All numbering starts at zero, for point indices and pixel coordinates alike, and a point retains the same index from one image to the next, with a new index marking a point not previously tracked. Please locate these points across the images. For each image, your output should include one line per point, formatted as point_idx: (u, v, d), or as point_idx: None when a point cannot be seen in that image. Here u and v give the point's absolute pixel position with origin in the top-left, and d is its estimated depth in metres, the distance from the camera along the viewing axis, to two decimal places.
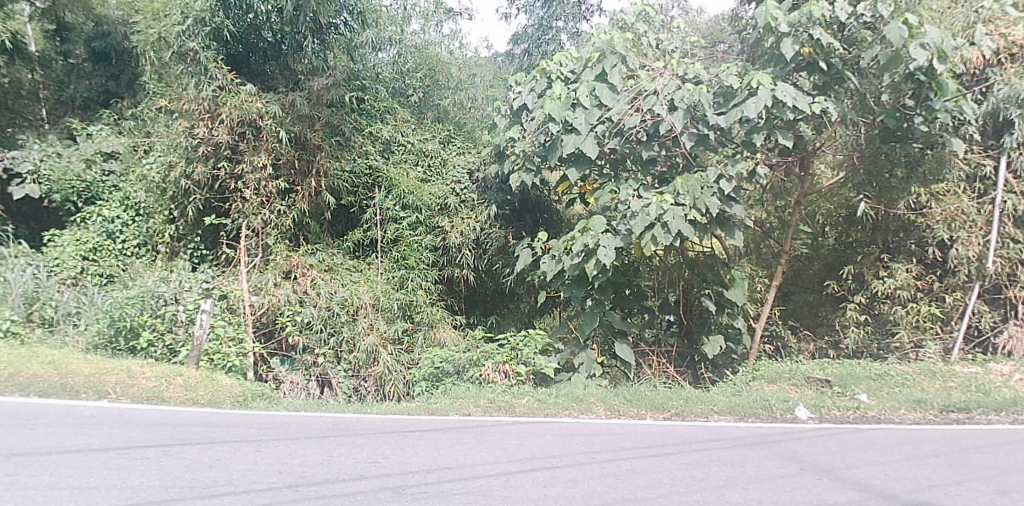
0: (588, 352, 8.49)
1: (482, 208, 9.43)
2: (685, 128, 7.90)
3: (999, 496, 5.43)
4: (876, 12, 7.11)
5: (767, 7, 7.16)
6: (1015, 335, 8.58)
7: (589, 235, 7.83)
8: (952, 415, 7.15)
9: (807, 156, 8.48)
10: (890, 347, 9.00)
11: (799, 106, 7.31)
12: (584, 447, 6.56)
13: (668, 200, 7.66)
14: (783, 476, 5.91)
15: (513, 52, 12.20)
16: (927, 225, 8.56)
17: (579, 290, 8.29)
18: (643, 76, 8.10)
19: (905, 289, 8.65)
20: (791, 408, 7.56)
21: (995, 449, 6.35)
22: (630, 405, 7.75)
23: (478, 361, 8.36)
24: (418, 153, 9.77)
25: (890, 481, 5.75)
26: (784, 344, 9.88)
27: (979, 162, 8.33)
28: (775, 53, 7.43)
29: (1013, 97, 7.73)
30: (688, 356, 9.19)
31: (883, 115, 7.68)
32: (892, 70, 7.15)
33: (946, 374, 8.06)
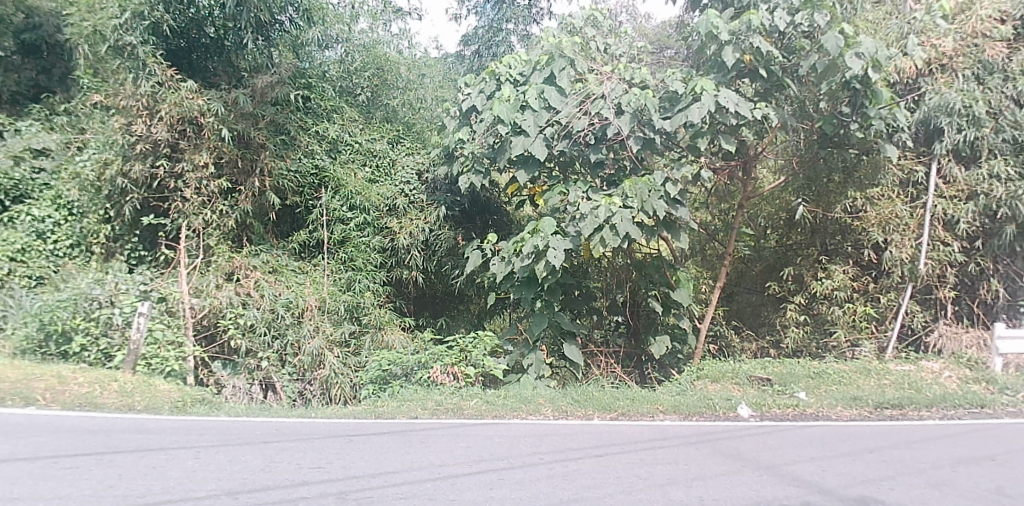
0: (537, 353, 8.55)
1: (431, 209, 9.33)
2: (633, 132, 8.05)
3: (929, 490, 5.60)
4: (813, 21, 7.37)
5: (709, 16, 7.33)
6: (944, 335, 8.87)
7: (539, 237, 7.84)
8: (886, 412, 7.40)
9: (750, 161, 8.70)
10: (827, 346, 9.26)
11: (741, 112, 7.50)
12: (532, 448, 6.58)
13: (617, 203, 7.75)
14: (726, 473, 6.03)
15: (462, 53, 12.11)
16: (863, 229, 8.82)
17: (529, 292, 8.32)
18: (592, 80, 8.20)
19: (842, 290, 8.91)
20: (734, 407, 7.73)
21: (925, 444, 6.60)
22: (578, 406, 7.80)
23: (427, 363, 8.30)
24: (365, 153, 9.64)
25: (827, 476, 5.92)
26: (727, 343, 10.07)
27: (911, 167, 8.55)
28: (718, 60, 7.63)
29: (943, 106, 8.04)
30: (635, 357, 9.39)
31: (821, 122, 7.91)
32: (830, 77, 7.43)
33: (881, 372, 8.33)
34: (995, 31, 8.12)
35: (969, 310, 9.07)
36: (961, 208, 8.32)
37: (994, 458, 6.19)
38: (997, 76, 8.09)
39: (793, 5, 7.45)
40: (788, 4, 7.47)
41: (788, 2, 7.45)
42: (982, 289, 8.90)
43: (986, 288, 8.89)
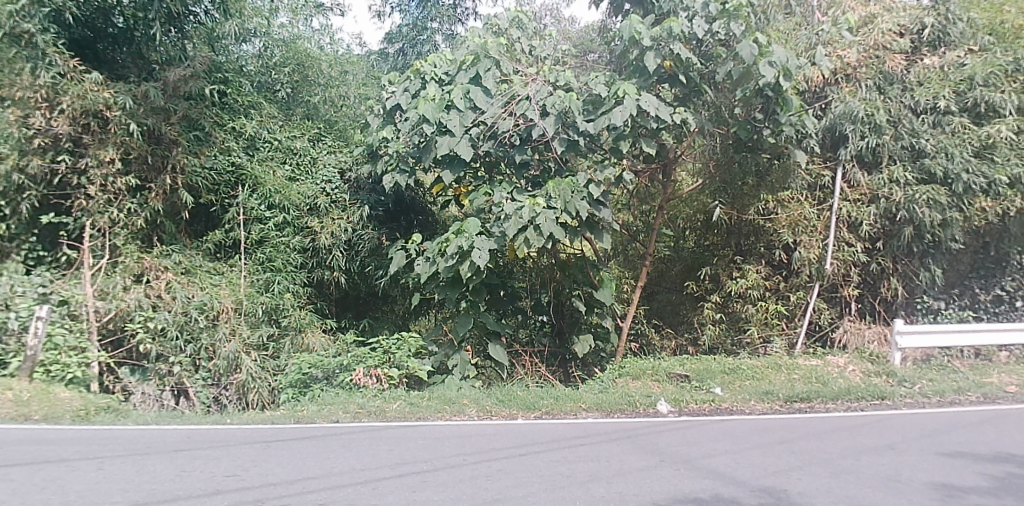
0: (462, 353, 8.54)
1: (354, 208, 9.22)
2: (557, 134, 8.14)
3: (833, 478, 5.89)
4: (729, 30, 7.63)
5: (631, 21, 7.54)
6: (849, 330, 9.36)
7: (463, 237, 7.84)
8: (796, 405, 7.73)
9: (669, 164, 8.89)
10: (741, 343, 9.60)
11: (661, 116, 7.72)
12: (455, 450, 6.55)
13: (540, 204, 7.81)
14: (644, 468, 6.16)
15: (386, 51, 11.99)
16: (775, 230, 9.17)
17: (453, 292, 8.31)
18: (517, 81, 8.23)
19: (755, 289, 9.28)
20: (653, 403, 7.93)
21: (831, 435, 6.93)
22: (502, 406, 7.82)
23: (349, 366, 8.17)
24: (286, 150, 9.43)
25: (740, 468, 6.15)
26: (647, 342, 10.28)
27: (818, 172, 8.97)
28: (640, 65, 7.84)
29: (847, 114, 8.45)
30: (559, 355, 9.48)
31: (737, 127, 8.24)
32: (744, 84, 7.73)
33: (790, 367, 8.72)
34: (894, 44, 8.60)
35: (872, 307, 9.61)
36: (864, 211, 8.78)
37: (892, 448, 6.57)
38: (897, 86, 8.61)
39: (710, 14, 7.64)
40: (705, 12, 7.66)
41: (706, 10, 7.64)
42: (883, 288, 9.40)
43: (887, 287, 9.38)
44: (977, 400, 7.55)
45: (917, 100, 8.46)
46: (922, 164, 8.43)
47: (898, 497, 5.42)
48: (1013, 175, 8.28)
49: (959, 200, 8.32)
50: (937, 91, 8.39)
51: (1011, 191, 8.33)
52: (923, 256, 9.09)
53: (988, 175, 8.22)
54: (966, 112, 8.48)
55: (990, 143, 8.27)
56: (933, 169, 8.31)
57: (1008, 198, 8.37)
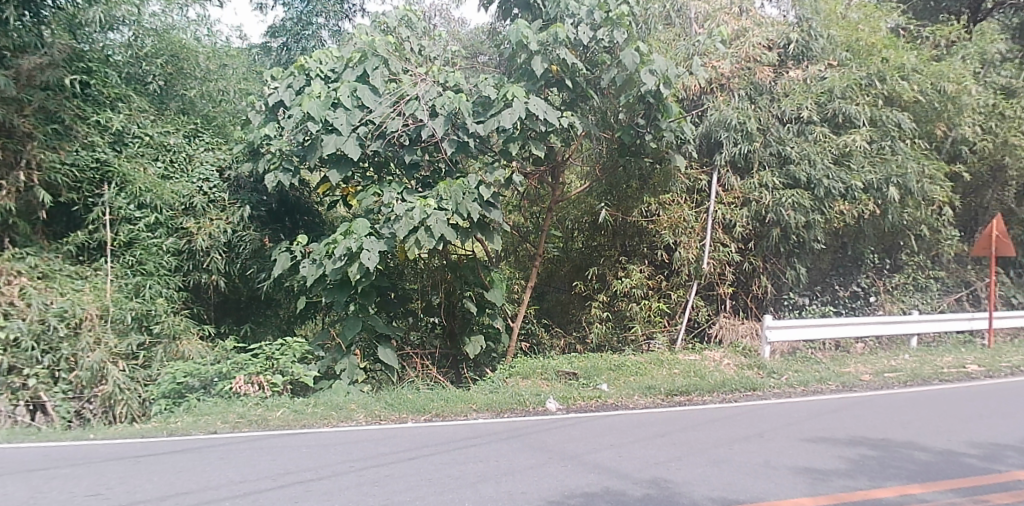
0: (350, 358, 8.35)
1: (234, 209, 8.83)
2: (447, 135, 8.13)
3: (709, 467, 6.19)
4: (613, 38, 7.94)
5: (518, 25, 7.62)
6: (724, 325, 9.86)
7: (352, 238, 7.67)
8: (676, 398, 8.08)
9: (557, 166, 9.05)
10: (626, 340, 9.94)
11: (549, 119, 7.87)
12: (341, 456, 6.39)
13: (432, 205, 7.76)
14: (533, 466, 6.25)
15: (268, 46, 11.54)
16: (657, 231, 9.55)
17: (342, 295, 8.08)
18: (406, 81, 8.18)
19: (639, 288, 9.63)
20: (543, 401, 8.06)
21: (706, 425, 7.30)
22: (391, 410, 7.72)
23: (229, 374, 7.88)
24: (157, 146, 8.87)
25: (624, 462, 6.35)
26: (537, 341, 10.40)
27: (697, 177, 9.42)
28: (527, 69, 7.96)
29: (722, 122, 8.91)
30: (451, 357, 9.47)
31: (621, 131, 8.50)
32: (627, 91, 8.08)
33: (671, 362, 9.13)
34: (763, 56, 9.16)
35: (745, 304, 10.21)
36: (737, 214, 9.29)
37: (762, 435, 7.00)
38: (765, 96, 9.19)
39: (595, 21, 7.90)
40: (590, 19, 7.90)
41: (591, 18, 7.89)
42: (755, 285, 10.01)
43: (757, 284, 10.02)
44: (836, 388, 8.18)
45: (783, 109, 9.08)
46: (788, 170, 9.07)
47: (767, 482, 5.78)
48: (867, 182, 9.03)
49: (821, 204, 9.01)
50: (800, 102, 9.03)
51: (865, 196, 9.06)
52: (789, 255, 9.79)
53: (845, 181, 8.93)
54: (826, 122, 9.23)
55: (846, 151, 9.01)
56: (798, 174, 8.94)
57: (863, 201, 9.07)
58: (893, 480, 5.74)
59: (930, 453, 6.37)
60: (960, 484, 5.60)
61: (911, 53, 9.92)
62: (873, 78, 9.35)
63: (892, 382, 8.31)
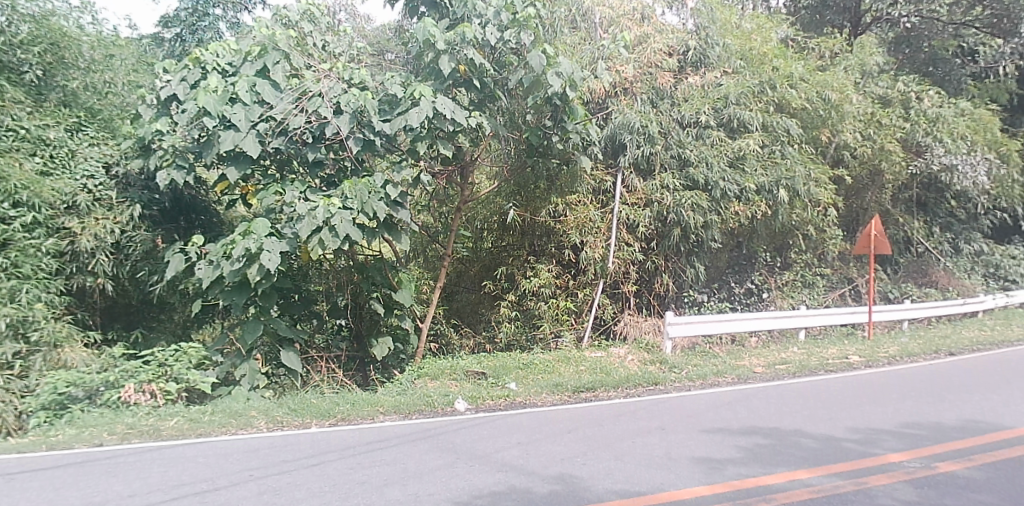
0: (250, 362, 8.11)
1: (122, 207, 8.44)
2: (352, 133, 8.00)
3: (613, 461, 6.34)
4: (519, 39, 8.01)
5: (425, 24, 7.54)
6: (628, 323, 10.14)
7: (252, 239, 7.40)
8: (582, 395, 8.23)
9: (466, 166, 9.05)
10: (535, 338, 10.04)
11: (457, 119, 7.87)
12: (240, 465, 6.12)
13: (335, 204, 7.58)
14: (440, 467, 6.20)
15: (161, 36, 11.03)
16: (564, 231, 9.70)
17: (240, 297, 7.78)
18: (308, 77, 8.01)
19: (547, 287, 9.76)
20: (451, 402, 8.04)
21: (611, 420, 7.47)
22: (294, 415, 7.50)
23: (117, 382, 7.47)
24: (35, 141, 8.20)
25: (531, 459, 6.41)
26: (446, 341, 10.42)
27: (602, 178, 9.65)
28: (435, 68, 7.93)
29: (626, 125, 9.13)
30: (358, 359, 9.31)
31: (528, 132, 8.61)
32: (535, 92, 8.14)
33: (578, 359, 9.31)
34: (665, 62, 9.45)
35: (648, 301, 10.54)
36: (640, 214, 9.51)
37: (663, 428, 7.23)
38: (666, 101, 9.54)
39: (501, 22, 7.95)
40: (497, 20, 7.95)
41: (498, 19, 7.95)
42: (657, 283, 10.38)
43: (659, 283, 10.39)
44: (732, 380, 8.57)
45: (683, 114, 9.47)
46: (687, 172, 9.45)
47: (667, 473, 5.97)
48: (760, 184, 9.56)
49: (717, 205, 9.47)
50: (698, 107, 9.45)
51: (758, 197, 9.62)
52: (689, 255, 10.21)
53: (740, 183, 9.42)
54: (722, 127, 9.69)
55: (740, 155, 9.49)
56: (696, 176, 9.35)
57: (756, 203, 9.60)
58: (783, 467, 6.05)
59: (816, 439, 6.76)
60: (842, 468, 5.97)
61: (799, 63, 10.56)
62: (765, 85, 9.86)
63: (783, 374, 8.80)
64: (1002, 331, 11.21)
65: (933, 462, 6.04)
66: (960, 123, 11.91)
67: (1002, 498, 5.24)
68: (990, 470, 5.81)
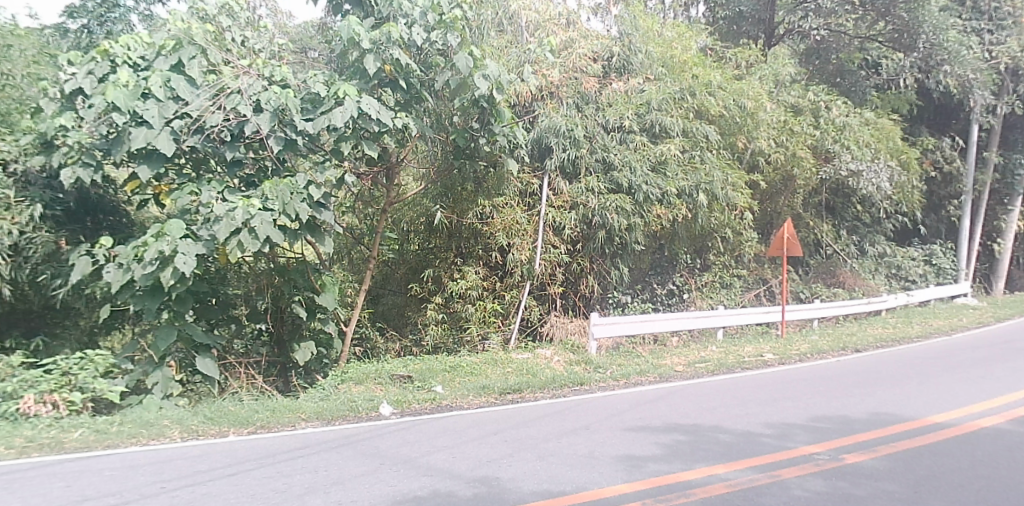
0: (164, 370, 7.79)
1: (21, 207, 7.82)
2: (273, 131, 7.77)
3: (538, 462, 6.37)
4: (446, 41, 7.98)
5: (349, 22, 7.38)
6: (554, 324, 10.29)
7: (165, 241, 7.06)
8: (509, 396, 8.27)
9: (392, 168, 8.94)
10: (462, 341, 10.02)
11: (383, 119, 7.75)
12: (151, 478, 5.82)
13: (255, 204, 7.36)
14: (364, 474, 6.07)
15: (65, 27, 10.35)
16: (491, 233, 9.70)
17: (153, 303, 7.45)
18: (226, 73, 7.78)
19: (474, 289, 9.75)
20: (376, 407, 7.92)
21: (537, 421, 7.50)
22: (209, 424, 7.22)
23: (15, 393, 7.04)
24: None
25: (456, 462, 6.37)
26: (371, 346, 10.30)
27: (528, 181, 9.74)
28: (359, 67, 7.79)
29: (553, 128, 9.27)
30: (279, 364, 9.07)
31: (455, 134, 8.59)
32: (462, 94, 8.11)
33: (505, 361, 9.35)
34: (589, 68, 9.65)
35: (574, 303, 10.70)
36: (566, 216, 9.68)
37: (588, 428, 7.32)
38: (591, 106, 9.68)
39: (428, 23, 7.92)
40: (423, 21, 7.92)
41: (424, 19, 7.91)
42: (583, 285, 10.52)
43: (585, 284, 10.54)
44: (654, 379, 8.79)
45: (607, 119, 9.65)
46: (611, 176, 9.64)
47: (591, 472, 6.05)
48: (680, 188, 9.94)
49: (641, 208, 9.71)
50: (622, 112, 9.67)
51: (678, 201, 9.96)
52: (613, 256, 10.38)
53: (661, 187, 9.70)
54: (645, 132, 9.97)
55: (662, 160, 9.80)
56: (621, 180, 9.55)
57: (677, 207, 9.96)
58: (702, 463, 6.23)
59: (733, 435, 7.00)
60: (757, 462, 6.20)
61: (717, 72, 11.00)
62: (685, 92, 10.24)
63: (702, 372, 9.07)
64: (903, 328, 11.93)
65: (841, 454, 6.36)
66: (864, 131, 12.60)
67: (904, 486, 5.55)
68: (891, 461, 6.15)
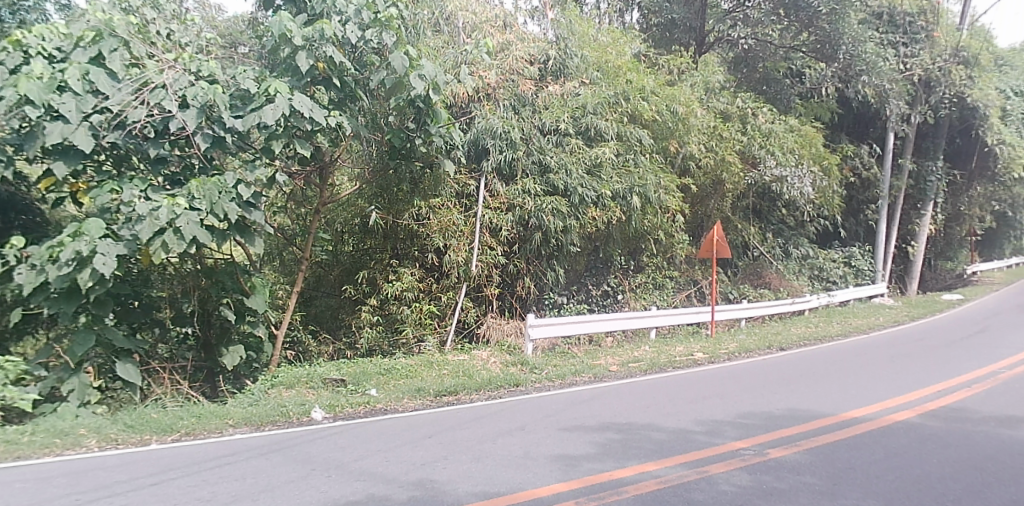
0: (81, 376, 7.45)
1: None
2: (199, 128, 7.50)
3: (473, 464, 6.35)
4: (382, 39, 7.87)
5: (281, 17, 7.22)
6: (491, 325, 10.33)
7: (82, 241, 6.77)
8: (444, 398, 8.24)
9: (325, 167, 8.77)
10: (397, 344, 9.89)
11: (316, 118, 7.58)
12: (65, 490, 5.52)
13: (181, 204, 7.10)
14: (294, 480, 5.92)
15: None
16: (427, 235, 9.61)
17: (69, 306, 7.09)
18: (150, 66, 7.49)
19: (410, 291, 9.66)
20: (308, 411, 7.76)
21: (473, 423, 7.47)
22: (130, 432, 6.93)
23: None
24: None
25: (390, 466, 6.28)
26: (303, 349, 10.10)
27: (465, 182, 9.75)
28: (292, 64, 7.60)
29: (489, 130, 9.32)
30: (205, 369, 8.79)
31: (391, 134, 8.53)
32: (397, 93, 8.06)
33: (441, 363, 9.32)
34: (525, 70, 9.71)
35: (510, 304, 10.79)
36: (503, 219, 9.71)
37: (523, 428, 7.34)
38: (528, 108, 9.75)
39: (363, 21, 7.77)
40: (358, 19, 7.76)
41: (359, 17, 7.75)
42: (519, 286, 10.62)
43: (521, 285, 10.64)
44: (588, 379, 8.91)
45: (544, 121, 9.76)
46: (548, 178, 9.74)
47: (525, 473, 6.07)
48: (614, 191, 10.15)
49: (576, 210, 9.85)
50: (558, 115, 9.80)
51: (612, 203, 10.16)
52: (549, 258, 10.52)
53: (596, 189, 9.91)
54: (580, 135, 10.15)
55: (597, 163, 9.98)
56: (556, 182, 9.68)
57: (611, 209, 10.14)
58: (635, 460, 6.34)
59: (666, 433, 7.15)
60: (687, 459, 6.35)
61: (650, 77, 11.27)
62: (620, 97, 10.48)
63: (636, 372, 9.24)
64: (824, 327, 12.47)
65: (766, 449, 6.59)
66: (789, 138, 13.12)
67: (824, 479, 5.78)
68: (813, 455, 6.40)
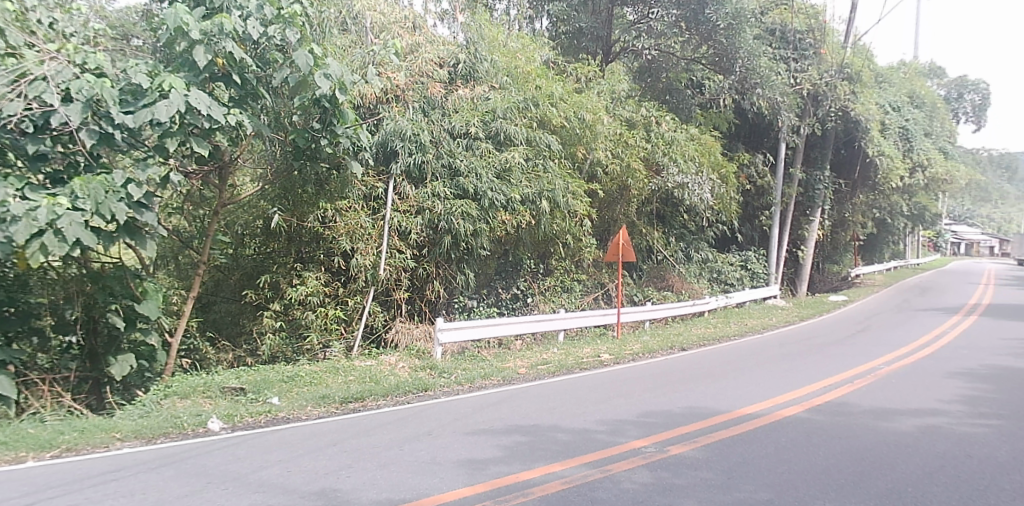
0: None
1: None
2: (85, 124, 7.06)
3: (378, 471, 6.25)
4: (285, 36, 7.67)
5: (177, 9, 6.89)
6: (399, 330, 10.25)
7: None
8: (350, 405, 8.08)
9: (224, 167, 8.43)
10: (301, 349, 9.69)
11: (214, 115, 7.24)
12: None
13: (63, 204, 6.67)
14: (187, 494, 5.62)
15: None
16: (334, 238, 9.42)
17: None
18: (29, 57, 6.95)
19: (315, 295, 9.42)
20: (203, 422, 7.42)
21: (379, 430, 7.35)
22: (2, 449, 6.41)
23: None
24: None
25: (292, 476, 6.09)
26: (200, 356, 9.68)
27: (373, 184, 9.65)
28: (188, 59, 7.26)
29: (399, 132, 9.31)
30: (91, 380, 8.24)
31: (295, 134, 8.26)
32: (301, 93, 7.80)
33: (347, 369, 9.15)
34: (434, 73, 9.71)
35: (419, 308, 10.71)
36: (411, 221, 9.67)
37: (431, 433, 7.27)
38: (437, 111, 9.82)
39: (265, 17, 7.53)
40: (260, 14, 7.51)
41: (261, 13, 7.50)
42: (428, 290, 10.56)
43: (431, 290, 10.59)
44: (496, 382, 8.96)
45: (453, 125, 9.78)
46: (457, 182, 9.74)
47: (431, 478, 6.03)
48: (524, 195, 10.26)
49: (486, 214, 9.88)
50: (468, 119, 9.84)
51: (522, 207, 10.29)
52: (459, 262, 10.58)
53: (506, 193, 9.98)
54: (490, 139, 10.20)
55: (507, 167, 10.06)
56: (466, 186, 9.68)
57: (520, 213, 10.29)
58: (540, 462, 6.41)
59: (571, 433, 7.28)
60: (591, 459, 6.48)
61: (558, 84, 11.48)
62: (530, 102, 10.63)
63: (543, 374, 9.39)
64: (722, 327, 13.11)
65: (666, 446, 6.81)
66: (690, 146, 13.73)
67: (718, 473, 6.04)
68: (709, 451, 6.66)
